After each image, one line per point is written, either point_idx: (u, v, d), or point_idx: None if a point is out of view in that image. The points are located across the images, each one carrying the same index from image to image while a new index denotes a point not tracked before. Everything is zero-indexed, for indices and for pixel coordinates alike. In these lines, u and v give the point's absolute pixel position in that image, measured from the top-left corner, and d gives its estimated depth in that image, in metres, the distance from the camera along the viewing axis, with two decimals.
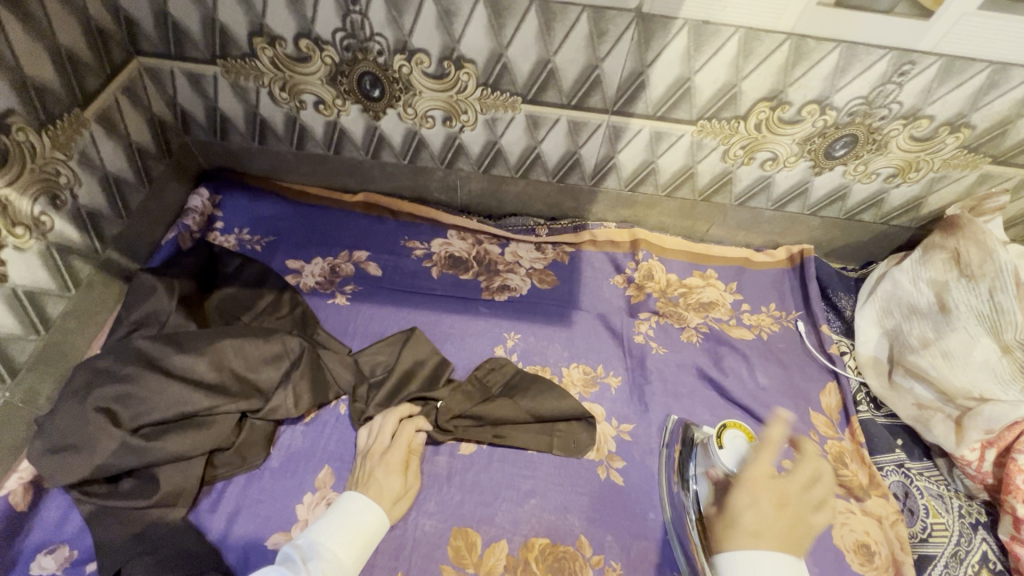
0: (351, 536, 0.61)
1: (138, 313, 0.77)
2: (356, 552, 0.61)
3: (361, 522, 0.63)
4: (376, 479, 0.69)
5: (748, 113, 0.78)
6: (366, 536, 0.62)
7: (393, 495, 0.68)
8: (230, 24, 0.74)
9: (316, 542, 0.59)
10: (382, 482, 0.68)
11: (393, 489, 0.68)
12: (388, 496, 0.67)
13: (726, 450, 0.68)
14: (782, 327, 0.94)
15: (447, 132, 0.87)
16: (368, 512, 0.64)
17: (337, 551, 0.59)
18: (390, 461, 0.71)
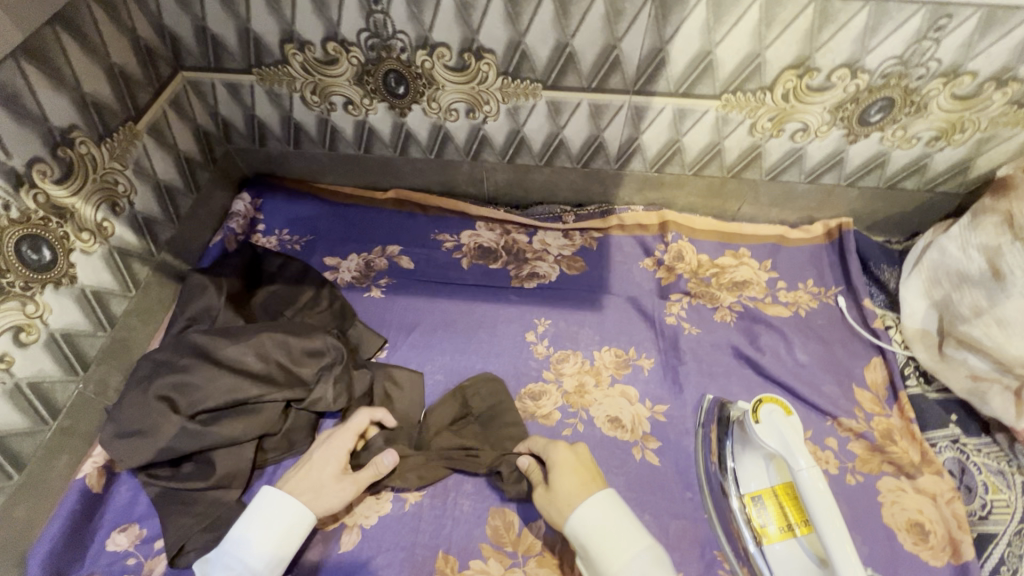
0: (266, 537, 0.62)
1: (191, 310, 0.83)
2: (272, 548, 0.62)
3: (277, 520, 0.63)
4: (311, 463, 0.69)
5: (775, 82, 0.77)
6: (275, 533, 0.63)
7: (318, 483, 0.67)
8: (263, 33, 0.78)
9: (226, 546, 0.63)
10: (310, 471, 0.68)
11: (321, 476, 0.67)
12: (312, 483, 0.67)
13: (761, 425, 0.66)
14: (822, 303, 0.91)
15: (471, 124, 0.88)
16: (274, 510, 0.63)
17: (241, 555, 0.61)
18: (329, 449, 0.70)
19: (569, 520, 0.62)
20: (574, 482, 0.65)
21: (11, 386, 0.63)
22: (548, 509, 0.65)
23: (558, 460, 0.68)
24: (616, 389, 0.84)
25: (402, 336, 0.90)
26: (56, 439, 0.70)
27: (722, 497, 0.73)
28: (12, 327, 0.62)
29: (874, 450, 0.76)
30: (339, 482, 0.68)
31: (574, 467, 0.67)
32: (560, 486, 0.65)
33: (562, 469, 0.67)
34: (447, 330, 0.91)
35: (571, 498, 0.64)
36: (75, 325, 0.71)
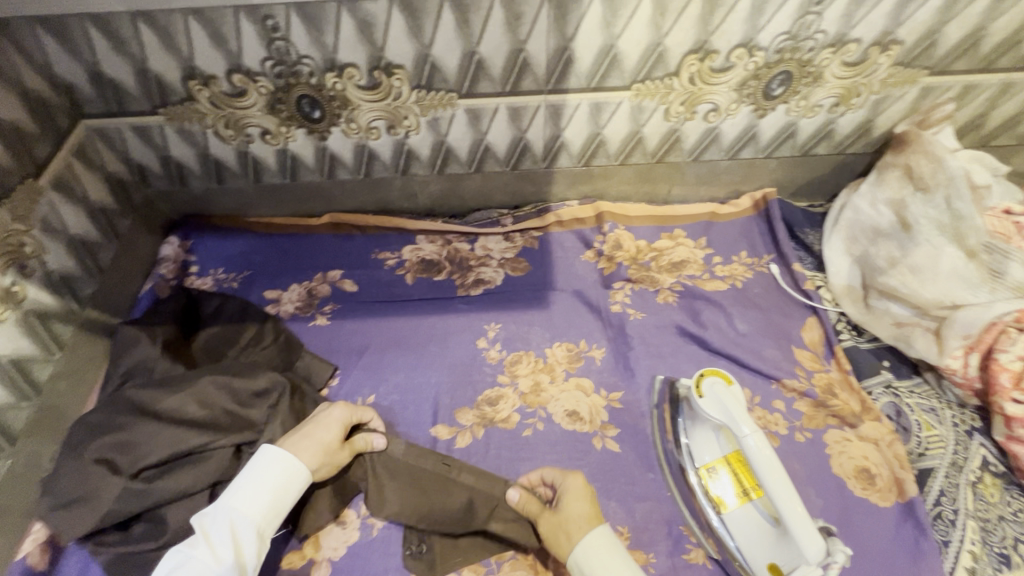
0: (260, 493, 0.63)
1: (126, 364, 0.79)
2: (265, 504, 0.63)
3: (271, 472, 0.64)
4: (316, 431, 0.70)
5: (680, 68, 0.79)
6: (277, 484, 0.64)
7: (325, 448, 0.69)
8: (163, 72, 0.76)
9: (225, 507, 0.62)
10: (313, 434, 0.69)
11: (323, 443, 0.69)
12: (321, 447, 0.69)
13: (704, 399, 0.68)
14: (756, 273, 0.95)
15: (394, 140, 0.88)
16: (282, 463, 0.65)
17: (243, 507, 0.62)
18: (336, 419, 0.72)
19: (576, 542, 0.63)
20: (585, 508, 0.66)
21: None
22: (554, 531, 0.65)
23: (571, 490, 0.68)
24: (571, 382, 0.85)
25: (352, 361, 0.89)
26: None
27: (681, 472, 0.76)
28: None
29: (818, 406, 0.80)
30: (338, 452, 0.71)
31: (586, 490, 0.68)
32: (569, 510, 0.66)
33: (573, 496, 0.67)
34: (397, 347, 0.90)
35: (576, 524, 0.64)
36: None
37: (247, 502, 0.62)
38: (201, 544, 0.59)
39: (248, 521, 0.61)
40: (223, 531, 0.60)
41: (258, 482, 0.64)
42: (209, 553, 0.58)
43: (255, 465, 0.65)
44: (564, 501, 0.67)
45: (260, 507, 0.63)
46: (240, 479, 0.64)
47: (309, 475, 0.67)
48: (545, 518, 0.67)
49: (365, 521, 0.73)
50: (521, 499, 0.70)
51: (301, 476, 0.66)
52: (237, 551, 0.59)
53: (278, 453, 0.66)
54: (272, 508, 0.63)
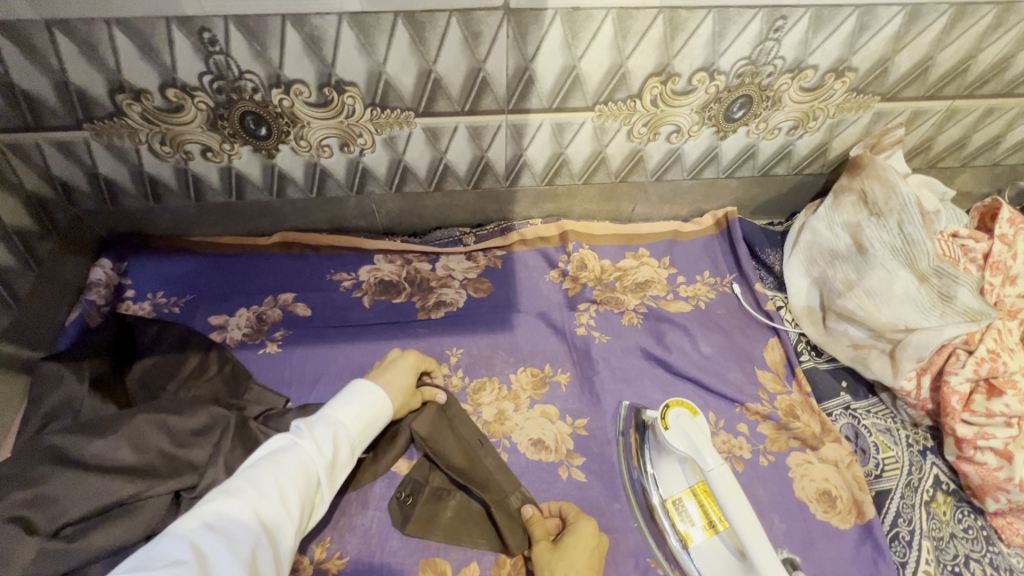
0: (359, 411, 0.65)
1: (47, 405, 0.72)
2: (360, 424, 0.65)
3: (373, 398, 0.67)
4: (393, 373, 0.73)
5: (642, 90, 0.78)
6: (371, 409, 0.66)
7: (402, 391, 0.72)
8: (86, 85, 0.69)
9: (324, 413, 0.64)
10: (390, 377, 0.72)
11: (399, 384, 0.72)
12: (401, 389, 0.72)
13: (670, 431, 0.67)
14: (718, 292, 0.95)
15: (348, 158, 0.84)
16: (375, 393, 0.68)
17: (340, 418, 0.64)
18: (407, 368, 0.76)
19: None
20: (583, 558, 0.64)
21: None
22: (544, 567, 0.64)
23: (581, 534, 0.67)
24: (536, 410, 0.83)
25: (305, 392, 0.84)
26: None
27: (648, 501, 0.74)
28: None
29: (781, 428, 0.80)
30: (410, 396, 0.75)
31: (591, 543, 0.66)
32: (567, 553, 0.65)
33: (579, 543, 0.66)
34: (354, 376, 0.86)
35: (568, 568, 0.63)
36: None
37: (349, 416, 0.65)
38: (308, 436, 0.60)
39: (349, 432, 0.63)
40: (329, 433, 0.62)
41: (360, 403, 0.66)
42: (315, 449, 0.59)
43: (361, 388, 0.68)
44: (569, 544, 0.66)
45: (359, 424, 0.65)
46: (346, 396, 0.66)
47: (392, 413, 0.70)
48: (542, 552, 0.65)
49: (318, 568, 0.68)
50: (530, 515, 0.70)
51: (387, 414, 0.69)
52: (335, 455, 0.61)
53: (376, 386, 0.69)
54: (363, 430, 0.65)
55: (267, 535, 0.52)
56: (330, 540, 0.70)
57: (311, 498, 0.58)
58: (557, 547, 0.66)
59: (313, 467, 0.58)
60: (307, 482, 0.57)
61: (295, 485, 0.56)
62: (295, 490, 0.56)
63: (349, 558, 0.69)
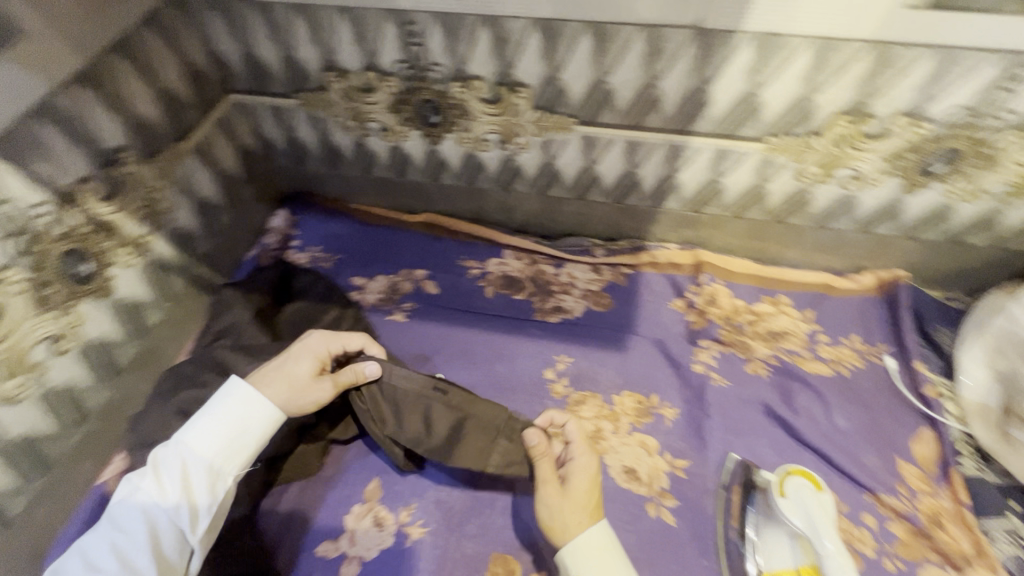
0: (211, 432, 0.61)
1: (220, 324, 0.85)
2: (212, 452, 0.60)
3: (228, 415, 0.62)
4: (291, 364, 0.67)
5: (825, 127, 0.72)
6: (225, 430, 0.61)
7: (293, 384, 0.66)
8: (306, 61, 0.80)
9: (176, 443, 0.60)
10: (290, 369, 0.67)
11: (298, 378, 0.66)
12: (290, 377, 0.66)
13: (786, 500, 0.61)
14: (867, 363, 0.84)
15: (503, 155, 0.88)
16: (247, 398, 0.63)
17: (186, 448, 0.60)
18: (311, 352, 0.68)
19: (566, 544, 0.61)
20: (589, 500, 0.64)
21: (42, 392, 0.65)
22: (553, 515, 0.63)
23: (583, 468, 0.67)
24: (635, 437, 0.80)
25: (420, 364, 0.89)
26: (82, 443, 0.71)
27: (743, 568, 0.69)
28: (47, 338, 0.64)
29: (919, 534, 0.69)
30: (314, 384, 0.67)
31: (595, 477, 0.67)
32: (576, 497, 0.64)
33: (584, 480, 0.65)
34: (465, 359, 0.90)
35: (578, 515, 0.63)
36: (108, 335, 0.73)
37: (204, 443, 0.60)
38: (149, 478, 0.58)
39: (191, 461, 0.59)
40: (172, 472, 0.59)
41: (219, 429, 0.61)
42: (153, 490, 0.58)
43: (221, 403, 0.62)
44: (577, 488, 0.65)
45: (216, 453, 0.60)
46: (196, 417, 0.62)
47: (281, 416, 0.65)
48: (551, 494, 0.65)
49: (400, 529, 0.72)
50: (537, 445, 0.67)
51: (258, 420, 0.63)
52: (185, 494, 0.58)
53: (242, 395, 0.63)
54: (215, 455, 0.60)
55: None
56: (416, 507, 0.74)
57: (169, 542, 0.57)
58: (564, 493, 0.65)
59: (155, 513, 0.57)
60: (152, 531, 0.56)
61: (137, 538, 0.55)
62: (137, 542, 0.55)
63: (429, 528, 0.72)
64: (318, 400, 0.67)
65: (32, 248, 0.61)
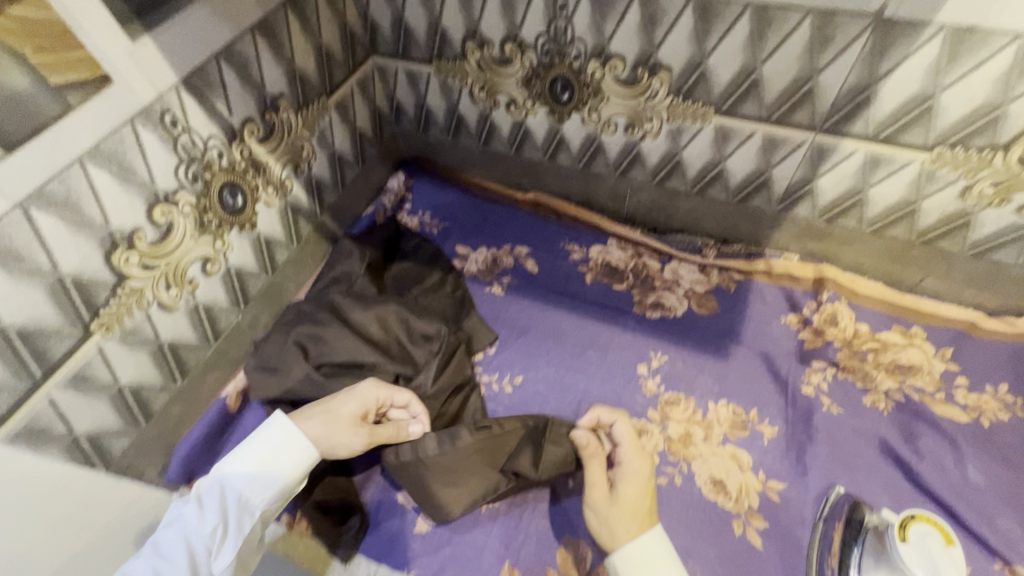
0: (253, 458, 0.59)
1: (336, 271, 0.91)
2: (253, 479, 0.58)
3: (274, 447, 0.60)
4: (338, 405, 0.66)
5: (1013, 142, 0.63)
6: (268, 457, 0.59)
7: (334, 421, 0.65)
8: (450, 29, 0.83)
9: (217, 472, 0.58)
10: (338, 407, 0.66)
11: (340, 416, 0.65)
12: (336, 416, 0.65)
13: (908, 546, 0.55)
14: (1014, 417, 0.74)
15: (627, 140, 0.85)
16: (282, 431, 0.61)
17: (228, 475, 0.57)
18: (366, 395, 0.68)
19: (612, 553, 0.58)
20: (641, 506, 0.60)
21: (191, 305, 0.73)
22: (600, 520, 0.60)
23: (634, 472, 0.63)
24: (726, 449, 0.76)
25: (512, 338, 0.90)
26: (212, 358, 0.79)
27: None
28: (202, 258, 0.72)
29: None
30: (357, 427, 0.66)
31: (647, 483, 0.62)
32: (625, 502, 0.60)
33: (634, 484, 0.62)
34: (556, 340, 0.90)
35: (628, 522, 0.59)
36: (246, 265, 0.81)
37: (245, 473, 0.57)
38: (189, 504, 0.54)
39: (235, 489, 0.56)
40: (215, 496, 0.55)
41: (261, 461, 0.59)
42: (195, 514, 0.53)
43: (267, 435, 0.60)
44: (624, 492, 0.61)
45: (256, 485, 0.58)
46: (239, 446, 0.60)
47: (316, 456, 0.62)
48: (598, 498, 0.62)
49: None
50: (585, 446, 0.67)
51: (301, 453, 0.61)
52: (225, 521, 0.54)
53: (288, 430, 0.61)
54: (258, 482, 0.58)
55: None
56: None
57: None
58: (614, 499, 0.61)
59: (194, 538, 0.52)
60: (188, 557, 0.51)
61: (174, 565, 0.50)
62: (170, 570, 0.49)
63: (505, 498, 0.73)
64: (351, 447, 0.64)
65: (201, 175, 0.68)
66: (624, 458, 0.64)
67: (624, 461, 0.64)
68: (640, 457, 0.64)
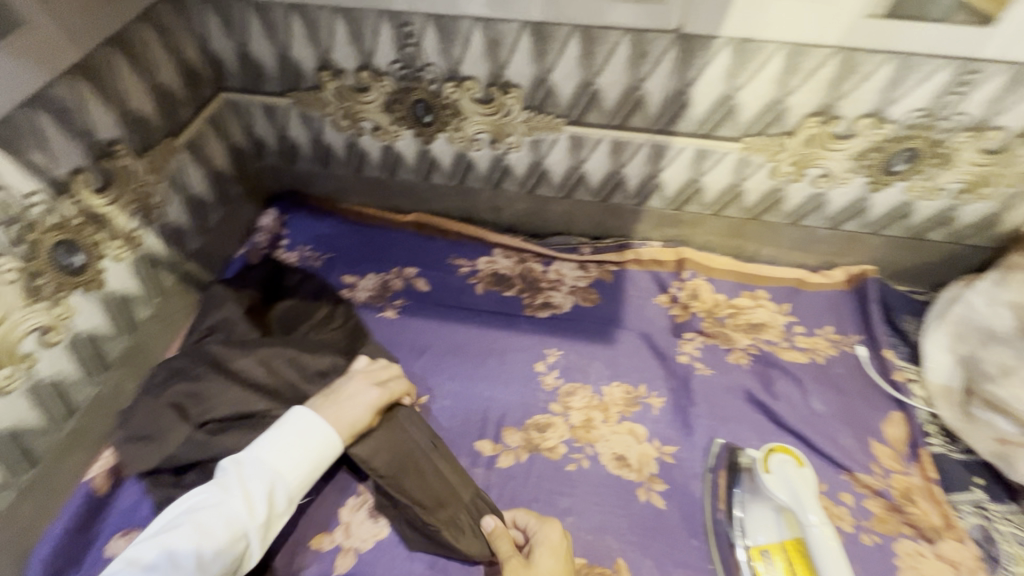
0: (296, 455, 0.65)
1: (210, 320, 0.84)
2: (293, 473, 0.65)
3: (312, 444, 0.66)
4: (344, 405, 0.71)
5: (797, 128, 0.77)
6: (310, 452, 0.66)
7: (351, 423, 0.70)
8: (301, 60, 0.82)
9: (258, 458, 0.64)
10: (342, 408, 0.71)
11: (354, 416, 0.70)
12: (352, 425, 0.70)
13: (771, 476, 0.64)
14: (840, 351, 0.89)
15: (493, 154, 0.90)
16: (320, 433, 0.67)
17: (274, 465, 0.64)
18: (367, 399, 0.72)
19: None
20: (556, 565, 0.62)
21: (31, 383, 0.64)
22: None
23: (547, 540, 0.65)
24: (624, 426, 0.82)
25: (412, 358, 0.90)
26: (68, 438, 0.70)
27: (730, 546, 0.71)
28: (39, 327, 0.64)
29: (893, 509, 0.73)
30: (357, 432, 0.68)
31: (560, 546, 0.64)
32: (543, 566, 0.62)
33: (546, 549, 0.64)
34: (456, 355, 0.91)
35: None
36: (98, 328, 0.73)
37: (287, 465, 0.64)
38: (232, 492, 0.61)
39: (285, 484, 0.64)
40: (264, 488, 0.62)
41: (305, 452, 0.66)
42: (242, 505, 0.60)
43: (297, 428, 0.67)
44: (540, 554, 0.63)
45: (299, 476, 0.65)
46: (283, 434, 0.66)
47: (332, 453, 0.68)
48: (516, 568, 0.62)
49: None
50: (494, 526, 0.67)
51: (330, 449, 0.68)
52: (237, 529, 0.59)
53: (315, 423, 0.68)
54: (301, 467, 0.65)
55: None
56: None
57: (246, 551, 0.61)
58: (530, 565, 0.63)
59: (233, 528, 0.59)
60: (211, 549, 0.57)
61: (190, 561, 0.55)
62: (215, 548, 0.57)
63: None
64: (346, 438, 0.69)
65: (25, 236, 0.61)
66: (536, 530, 0.66)
67: (536, 533, 0.66)
68: (550, 523, 0.66)
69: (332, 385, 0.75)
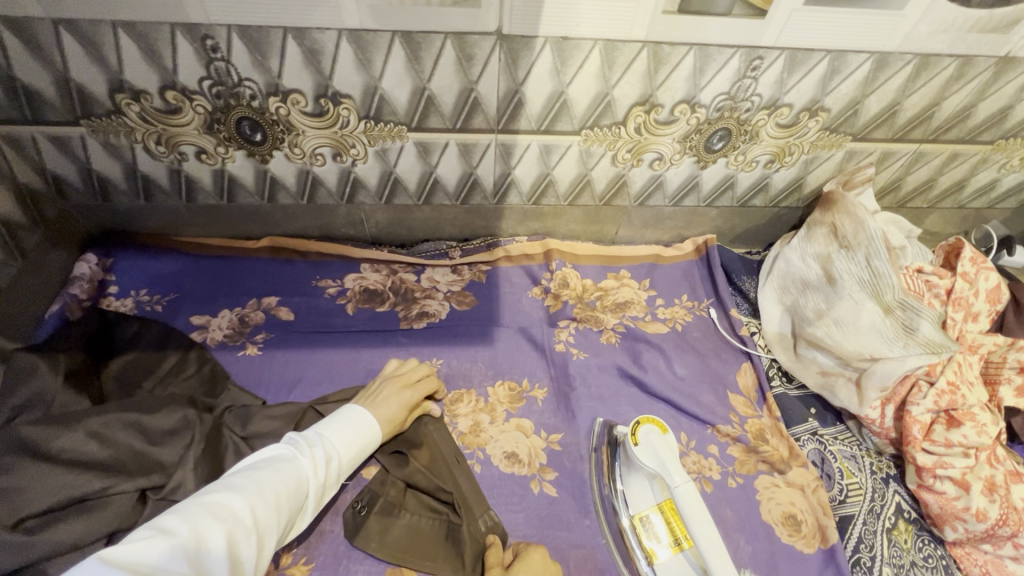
0: (356, 432, 0.69)
1: (15, 398, 0.70)
2: (353, 446, 0.68)
3: (364, 427, 0.70)
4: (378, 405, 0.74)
5: (626, 118, 0.82)
6: (364, 436, 0.69)
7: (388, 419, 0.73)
8: (86, 82, 0.71)
9: (322, 433, 0.67)
10: (384, 407, 0.74)
11: (389, 413, 0.74)
12: (389, 419, 0.73)
13: (640, 447, 0.69)
14: (695, 316, 0.98)
15: (340, 168, 0.86)
16: (368, 420, 0.71)
17: (336, 439, 0.67)
18: (403, 398, 0.76)
19: None
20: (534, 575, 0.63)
21: None
22: None
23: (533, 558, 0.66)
24: (511, 423, 0.83)
25: (282, 395, 0.84)
26: None
27: (614, 516, 0.75)
28: None
29: (750, 451, 0.81)
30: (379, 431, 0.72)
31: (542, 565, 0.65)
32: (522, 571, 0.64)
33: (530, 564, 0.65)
34: (333, 383, 0.86)
35: None
36: None
37: (349, 439, 0.68)
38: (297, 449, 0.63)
39: (341, 455, 0.66)
40: (325, 453, 0.65)
41: (361, 434, 0.69)
42: (310, 461, 0.62)
43: (356, 413, 0.71)
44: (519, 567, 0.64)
45: (353, 452, 0.68)
46: (339, 419, 0.69)
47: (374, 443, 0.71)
48: None
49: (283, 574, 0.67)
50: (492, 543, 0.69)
51: (374, 437, 0.71)
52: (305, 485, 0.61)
53: (366, 414, 0.72)
54: (359, 447, 0.68)
55: (258, 533, 0.53)
56: (296, 546, 0.69)
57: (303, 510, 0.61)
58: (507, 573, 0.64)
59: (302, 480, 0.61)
60: (286, 493, 0.58)
61: (270, 498, 0.56)
62: (289, 490, 0.58)
63: (315, 565, 0.68)
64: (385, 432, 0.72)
65: None
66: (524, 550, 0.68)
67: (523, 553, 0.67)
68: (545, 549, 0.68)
69: (370, 386, 0.78)
